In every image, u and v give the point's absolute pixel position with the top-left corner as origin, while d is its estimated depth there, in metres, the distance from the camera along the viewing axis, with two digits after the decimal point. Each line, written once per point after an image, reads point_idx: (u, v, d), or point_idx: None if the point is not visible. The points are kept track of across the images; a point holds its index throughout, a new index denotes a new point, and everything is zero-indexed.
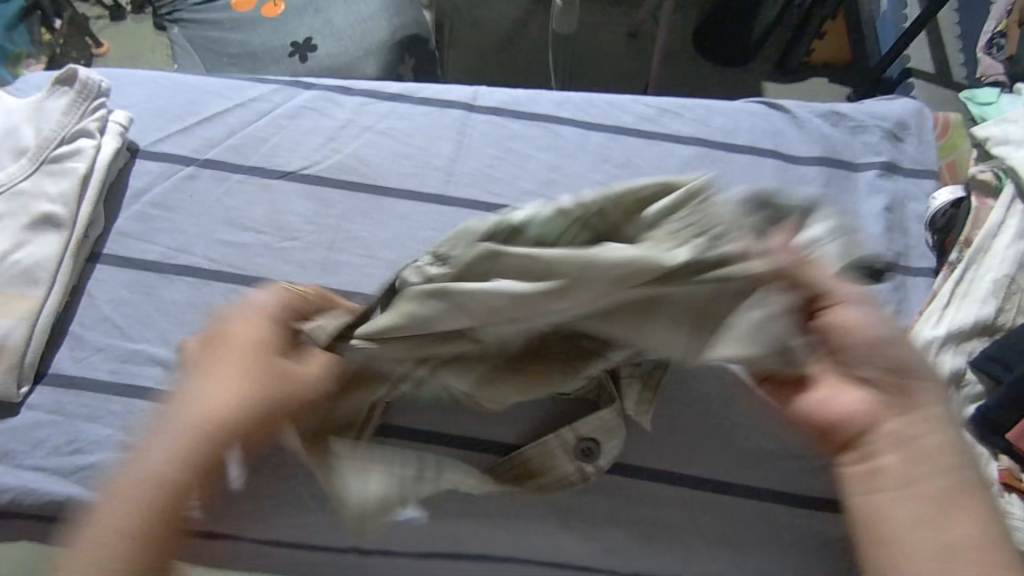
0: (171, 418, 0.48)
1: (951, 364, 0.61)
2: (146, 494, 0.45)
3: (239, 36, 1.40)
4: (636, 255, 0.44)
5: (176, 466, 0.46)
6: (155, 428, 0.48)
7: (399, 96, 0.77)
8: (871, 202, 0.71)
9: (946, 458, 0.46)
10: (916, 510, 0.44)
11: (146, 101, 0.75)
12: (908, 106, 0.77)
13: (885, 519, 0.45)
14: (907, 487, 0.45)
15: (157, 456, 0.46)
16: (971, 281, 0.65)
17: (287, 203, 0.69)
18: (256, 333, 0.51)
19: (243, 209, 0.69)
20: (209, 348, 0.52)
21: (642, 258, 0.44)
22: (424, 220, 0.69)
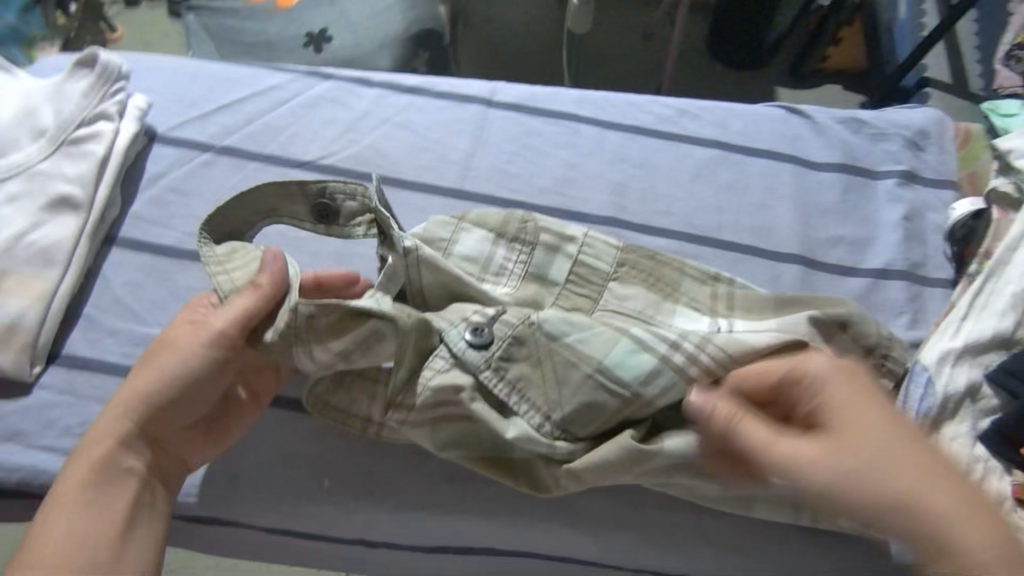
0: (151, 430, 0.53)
1: (967, 378, 0.60)
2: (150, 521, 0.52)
3: (254, 25, 1.39)
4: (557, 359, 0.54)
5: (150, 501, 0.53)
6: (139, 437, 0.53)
7: (416, 89, 0.76)
8: (890, 211, 0.71)
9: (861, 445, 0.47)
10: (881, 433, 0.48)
11: (166, 86, 0.74)
12: (929, 115, 0.76)
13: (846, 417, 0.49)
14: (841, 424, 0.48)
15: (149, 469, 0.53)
16: (989, 293, 0.63)
17: None
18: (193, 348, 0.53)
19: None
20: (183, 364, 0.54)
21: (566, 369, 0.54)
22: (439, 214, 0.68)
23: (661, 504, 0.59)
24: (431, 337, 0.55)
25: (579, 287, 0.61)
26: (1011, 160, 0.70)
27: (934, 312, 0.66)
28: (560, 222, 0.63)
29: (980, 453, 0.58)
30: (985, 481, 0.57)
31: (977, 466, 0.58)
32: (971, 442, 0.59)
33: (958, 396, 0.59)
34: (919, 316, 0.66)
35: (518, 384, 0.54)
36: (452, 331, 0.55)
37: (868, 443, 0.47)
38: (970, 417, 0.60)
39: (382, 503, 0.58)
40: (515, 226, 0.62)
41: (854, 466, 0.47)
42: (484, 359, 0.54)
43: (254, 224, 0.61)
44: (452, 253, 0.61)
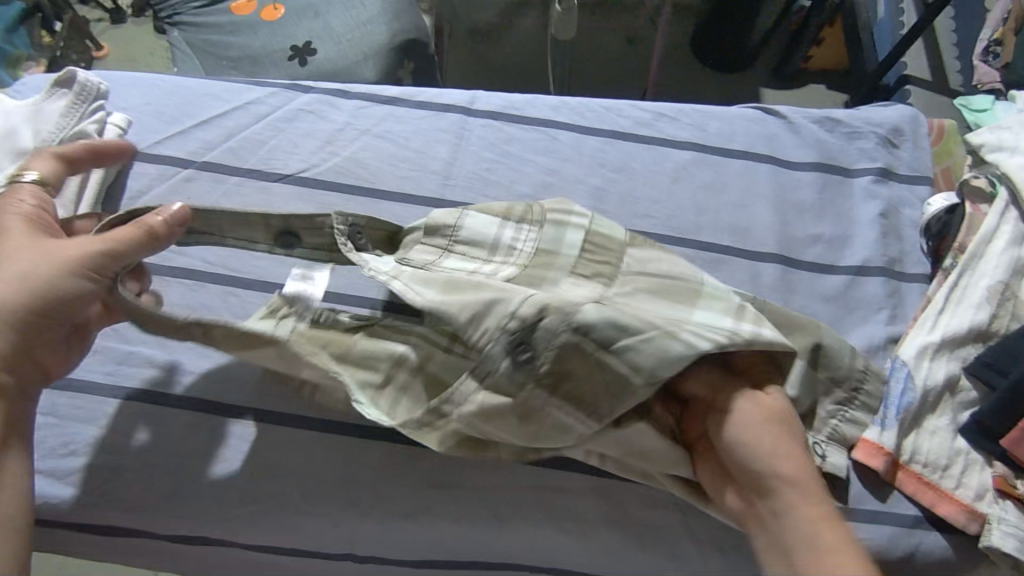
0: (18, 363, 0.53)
1: (945, 371, 0.61)
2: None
3: (238, 39, 1.40)
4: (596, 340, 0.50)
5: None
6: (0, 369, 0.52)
7: (396, 99, 0.77)
8: (866, 208, 0.71)
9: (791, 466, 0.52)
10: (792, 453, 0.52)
11: (144, 103, 0.75)
12: (903, 112, 0.77)
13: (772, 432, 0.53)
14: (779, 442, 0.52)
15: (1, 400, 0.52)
16: (965, 286, 0.64)
17: (284, 206, 0.70)
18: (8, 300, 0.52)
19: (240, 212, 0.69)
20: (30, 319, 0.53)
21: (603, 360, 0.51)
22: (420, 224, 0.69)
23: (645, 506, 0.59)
24: (484, 321, 0.53)
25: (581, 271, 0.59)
26: (983, 154, 0.70)
27: (912, 307, 0.67)
28: (562, 203, 0.63)
29: (960, 446, 0.59)
30: (964, 475, 0.58)
31: (957, 460, 0.59)
32: (951, 435, 0.60)
33: (937, 390, 0.60)
34: (898, 311, 0.67)
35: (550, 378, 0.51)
36: (494, 345, 0.52)
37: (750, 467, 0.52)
38: (950, 410, 0.60)
39: (367, 512, 0.58)
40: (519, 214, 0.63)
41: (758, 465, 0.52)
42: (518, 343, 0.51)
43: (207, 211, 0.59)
44: (457, 239, 0.61)
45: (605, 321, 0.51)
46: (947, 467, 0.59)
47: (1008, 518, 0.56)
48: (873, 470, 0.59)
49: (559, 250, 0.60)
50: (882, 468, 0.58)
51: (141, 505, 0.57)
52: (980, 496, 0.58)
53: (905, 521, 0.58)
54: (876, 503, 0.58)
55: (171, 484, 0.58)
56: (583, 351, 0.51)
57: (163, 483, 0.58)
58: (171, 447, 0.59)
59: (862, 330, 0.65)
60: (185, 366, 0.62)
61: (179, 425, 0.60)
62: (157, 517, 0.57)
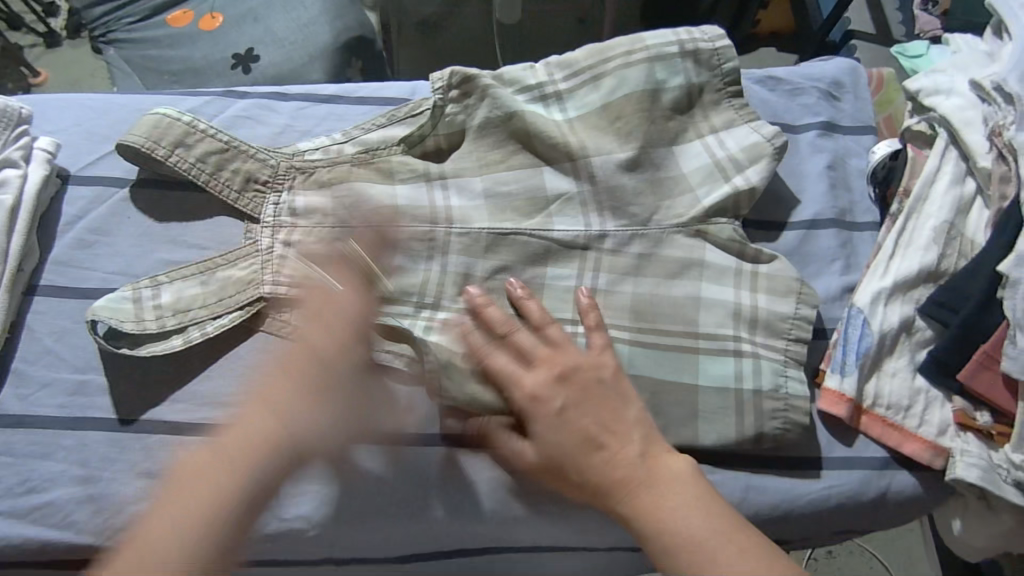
0: (235, 453, 0.51)
1: (899, 313, 0.61)
2: (208, 522, 0.49)
3: (178, 52, 1.36)
4: (573, 79, 0.67)
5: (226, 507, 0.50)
6: (215, 463, 0.51)
7: (336, 97, 0.75)
8: (814, 161, 0.71)
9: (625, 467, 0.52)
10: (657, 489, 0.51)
11: (73, 124, 0.71)
12: (842, 65, 0.77)
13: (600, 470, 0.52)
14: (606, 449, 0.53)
15: (229, 480, 0.50)
16: (911, 230, 0.64)
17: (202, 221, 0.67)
18: (298, 426, 0.53)
19: (186, 227, 0.66)
20: (274, 386, 0.54)
21: (581, 88, 0.66)
22: (352, 220, 0.63)
23: None
24: (459, 137, 0.66)
25: (514, 211, 0.64)
26: (921, 99, 0.69)
27: (864, 255, 0.68)
28: (499, 190, 0.64)
29: (920, 385, 0.60)
30: (926, 412, 0.59)
31: (919, 398, 0.59)
32: (911, 375, 0.60)
33: (892, 333, 0.61)
34: (851, 261, 0.67)
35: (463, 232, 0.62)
36: (433, 160, 0.66)
37: (631, 473, 0.52)
38: (907, 352, 0.61)
39: (345, 518, 0.57)
40: (430, 118, 0.66)
41: (611, 483, 0.52)
42: (450, 95, 0.65)
43: (168, 222, 0.67)
44: (390, 271, 0.62)
45: (475, 160, 0.65)
46: (909, 406, 0.59)
47: (971, 450, 0.57)
48: (838, 417, 0.60)
49: (479, 214, 0.63)
50: (847, 416, 0.59)
51: (106, 535, 0.56)
52: (943, 431, 0.59)
53: (871, 464, 0.59)
54: (845, 449, 0.60)
55: (136, 510, 0.56)
56: (486, 117, 0.65)
57: (127, 510, 0.56)
58: (134, 471, 0.58)
59: (817, 284, 0.66)
60: (131, 393, 0.60)
61: (140, 448, 0.58)
62: None
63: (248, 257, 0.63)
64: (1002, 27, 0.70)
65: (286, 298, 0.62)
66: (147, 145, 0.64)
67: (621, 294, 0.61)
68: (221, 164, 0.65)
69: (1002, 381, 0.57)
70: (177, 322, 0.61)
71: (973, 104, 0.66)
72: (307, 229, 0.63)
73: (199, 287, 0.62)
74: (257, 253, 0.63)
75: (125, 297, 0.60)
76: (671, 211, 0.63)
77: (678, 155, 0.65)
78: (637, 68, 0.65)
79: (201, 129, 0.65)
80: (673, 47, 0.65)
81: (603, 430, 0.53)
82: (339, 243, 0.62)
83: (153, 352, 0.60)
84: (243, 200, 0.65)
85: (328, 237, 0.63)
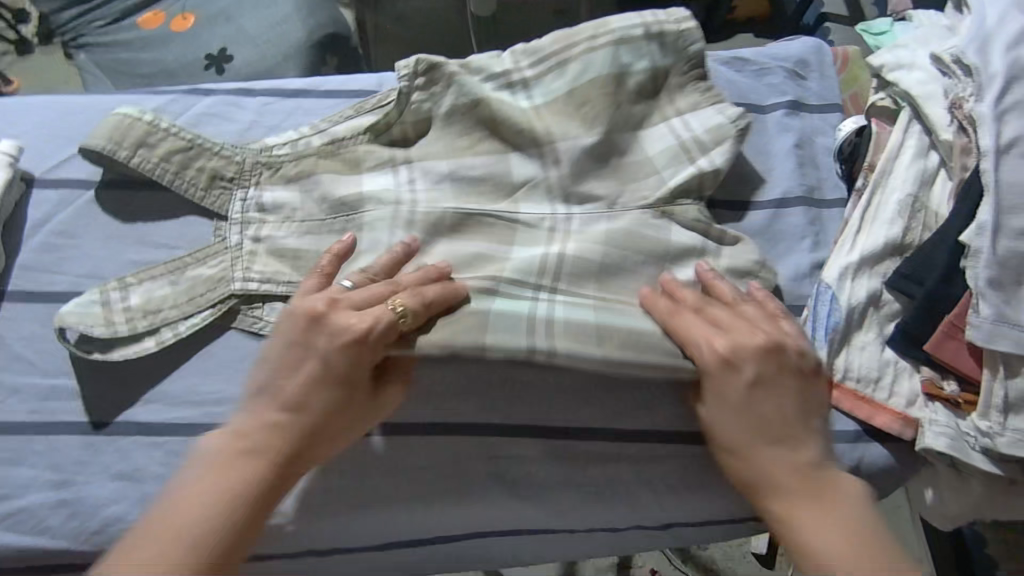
0: (273, 426, 0.53)
1: (867, 288, 0.62)
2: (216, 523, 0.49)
3: (150, 54, 1.34)
4: (539, 64, 0.66)
5: (235, 497, 0.50)
6: (266, 425, 0.53)
7: (302, 91, 0.74)
8: (782, 140, 0.72)
9: (794, 475, 0.53)
10: (829, 512, 0.52)
11: (36, 127, 0.71)
12: (807, 43, 0.78)
13: (774, 472, 0.53)
14: (812, 450, 0.53)
15: (242, 470, 0.51)
16: (877, 204, 0.64)
17: (169, 220, 0.66)
18: (326, 400, 0.53)
19: (151, 227, 0.66)
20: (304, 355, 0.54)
21: (548, 73, 0.66)
22: (321, 213, 0.63)
23: (607, 484, 0.61)
24: (426, 125, 0.66)
25: (480, 195, 0.64)
26: (884, 75, 0.70)
27: (832, 231, 0.68)
28: (466, 178, 0.64)
29: (889, 357, 0.61)
30: (895, 384, 0.60)
31: (888, 370, 0.60)
32: (879, 348, 0.61)
33: (861, 307, 0.61)
34: (820, 238, 0.68)
35: (432, 220, 0.62)
36: (400, 150, 0.65)
37: (800, 484, 0.52)
38: (875, 325, 0.62)
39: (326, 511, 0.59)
40: (395, 106, 0.66)
41: (778, 481, 0.53)
42: (416, 82, 0.65)
43: (134, 222, 0.66)
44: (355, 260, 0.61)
45: (443, 149, 0.65)
46: (879, 378, 0.60)
47: (939, 419, 0.58)
48: None
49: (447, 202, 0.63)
50: None
51: (82, 538, 0.56)
52: (912, 402, 0.60)
53: (843, 437, 0.60)
54: None
55: (112, 512, 0.56)
56: (453, 106, 0.65)
57: (103, 512, 0.56)
58: (109, 473, 0.57)
59: (788, 262, 0.67)
60: (102, 395, 0.60)
61: (114, 450, 0.58)
62: (102, 547, 0.56)
63: (218, 254, 0.63)
64: (961, 1, 0.71)
65: (256, 293, 0.61)
66: (111, 146, 0.64)
67: (591, 272, 0.60)
68: (186, 163, 0.65)
69: (967, 350, 0.58)
70: (149, 324, 0.60)
71: (935, 78, 0.66)
72: (276, 224, 0.63)
73: (169, 287, 0.62)
74: (226, 249, 0.63)
75: (95, 300, 0.60)
76: (640, 192, 0.63)
77: (644, 139, 0.65)
78: (603, 51, 0.65)
79: (166, 127, 0.65)
80: (638, 30, 0.65)
81: (787, 423, 0.54)
82: (308, 236, 0.62)
83: (127, 355, 0.60)
84: (210, 198, 0.65)
85: (298, 233, 0.63)
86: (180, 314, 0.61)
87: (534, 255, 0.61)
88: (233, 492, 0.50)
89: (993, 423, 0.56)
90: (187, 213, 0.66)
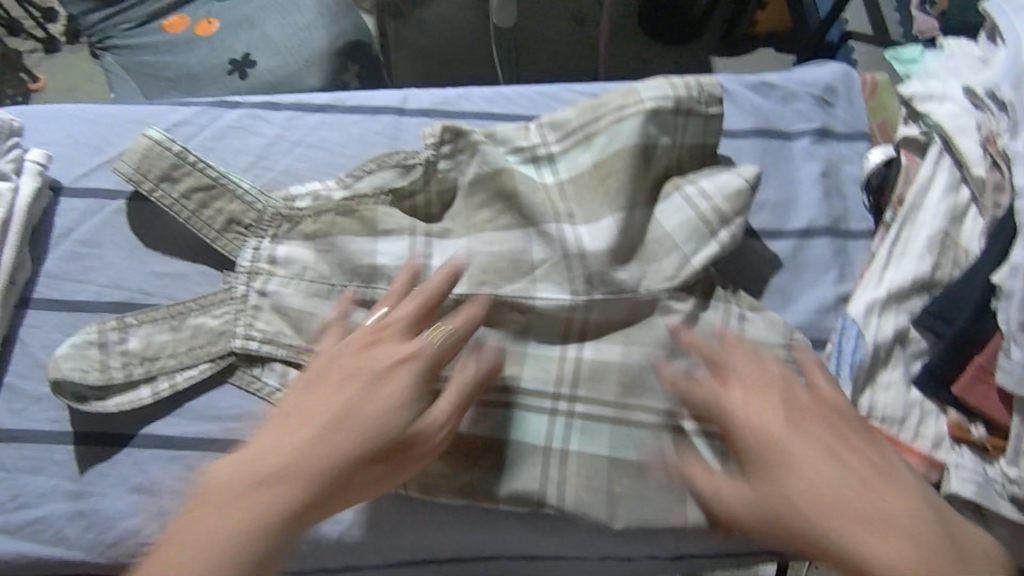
0: (320, 407, 0.48)
1: (893, 324, 0.61)
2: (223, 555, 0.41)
3: (176, 58, 1.35)
4: (565, 138, 0.66)
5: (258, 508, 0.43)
6: (312, 399, 0.48)
7: (327, 106, 0.74)
8: (808, 169, 0.71)
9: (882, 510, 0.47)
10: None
11: (65, 136, 0.71)
12: (836, 70, 0.77)
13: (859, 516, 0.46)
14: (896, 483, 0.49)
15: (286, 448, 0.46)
16: (906, 239, 0.63)
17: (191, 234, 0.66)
18: (384, 403, 0.48)
19: (168, 255, 0.66)
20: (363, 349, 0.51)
21: (573, 147, 0.66)
22: (333, 288, 0.62)
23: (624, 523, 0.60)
24: (448, 193, 0.66)
25: (495, 273, 0.61)
26: (914, 105, 0.69)
27: (858, 263, 0.68)
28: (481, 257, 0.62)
29: (914, 398, 0.60)
30: (920, 425, 0.60)
31: (913, 411, 0.60)
32: (905, 387, 0.60)
33: (887, 344, 0.61)
34: (845, 269, 0.67)
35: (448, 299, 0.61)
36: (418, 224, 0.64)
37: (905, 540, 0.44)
38: (902, 363, 0.61)
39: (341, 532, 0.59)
40: (421, 175, 0.65)
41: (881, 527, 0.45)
42: (440, 154, 0.65)
43: (152, 248, 0.66)
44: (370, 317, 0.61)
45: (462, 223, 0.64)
46: (904, 418, 0.60)
47: (965, 464, 0.57)
48: None
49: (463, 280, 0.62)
50: None
51: (98, 550, 0.56)
52: (937, 444, 0.59)
53: None
54: None
55: (128, 526, 0.56)
56: (476, 177, 0.64)
57: (119, 525, 0.56)
58: (126, 486, 0.58)
59: (811, 293, 0.66)
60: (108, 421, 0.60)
61: (131, 463, 0.58)
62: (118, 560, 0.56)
63: (223, 304, 0.62)
64: (996, 31, 0.70)
65: (257, 354, 0.60)
66: (136, 175, 0.65)
67: (605, 366, 0.60)
68: (205, 203, 0.64)
69: (996, 394, 0.56)
70: (145, 371, 0.59)
71: (967, 111, 0.66)
72: (284, 279, 0.62)
73: (170, 333, 0.61)
74: (232, 299, 0.62)
75: (91, 341, 0.59)
76: (658, 274, 0.61)
77: (662, 214, 0.63)
78: (629, 121, 0.63)
79: (190, 160, 0.65)
80: (668, 104, 0.63)
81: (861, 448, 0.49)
82: (316, 298, 0.61)
83: (119, 404, 0.59)
84: (224, 240, 0.64)
85: (307, 298, 0.61)
86: (180, 367, 0.60)
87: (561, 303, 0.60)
88: (258, 522, 0.43)
89: (1023, 470, 0.54)
90: (200, 257, 0.66)
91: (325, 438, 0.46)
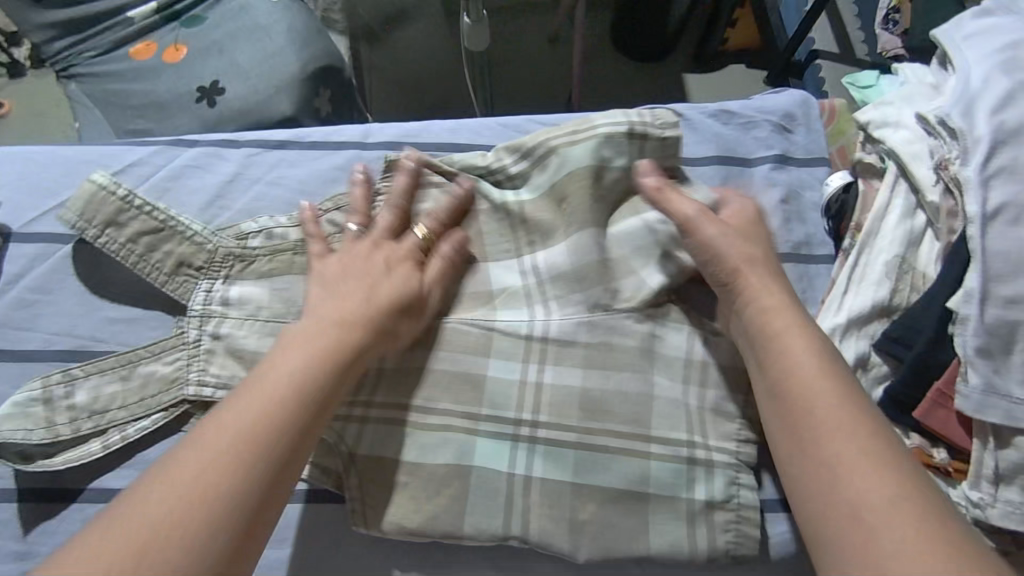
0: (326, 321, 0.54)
1: (853, 350, 0.61)
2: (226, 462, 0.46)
3: (141, 86, 1.33)
4: (522, 160, 0.67)
5: (269, 426, 0.48)
6: (321, 326, 0.53)
7: (287, 142, 0.74)
8: (768, 195, 0.72)
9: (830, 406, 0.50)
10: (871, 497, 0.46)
11: (15, 178, 0.70)
12: (794, 97, 0.78)
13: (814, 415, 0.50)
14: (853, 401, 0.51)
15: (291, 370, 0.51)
16: (864, 265, 0.64)
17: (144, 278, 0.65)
18: (386, 292, 0.57)
19: (117, 301, 0.64)
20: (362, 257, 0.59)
21: (531, 169, 0.66)
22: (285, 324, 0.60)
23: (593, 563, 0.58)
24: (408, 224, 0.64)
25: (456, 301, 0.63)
26: (870, 131, 0.70)
27: (820, 289, 0.68)
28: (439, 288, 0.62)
29: None
30: None
31: None
32: None
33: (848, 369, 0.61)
34: (808, 295, 0.67)
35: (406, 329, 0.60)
36: None
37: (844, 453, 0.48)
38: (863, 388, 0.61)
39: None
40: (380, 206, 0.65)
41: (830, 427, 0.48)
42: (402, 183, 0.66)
43: (101, 295, 0.64)
44: None
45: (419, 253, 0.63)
46: None
47: None
48: None
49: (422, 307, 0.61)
50: None
51: None
52: None
53: None
54: None
55: None
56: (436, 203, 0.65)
57: None
58: None
59: None
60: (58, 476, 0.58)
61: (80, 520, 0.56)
62: None
63: (174, 350, 0.60)
64: (946, 58, 0.71)
65: (210, 400, 0.58)
66: (79, 223, 0.63)
67: (567, 392, 0.58)
68: (154, 245, 0.63)
69: (956, 419, 0.57)
70: (95, 425, 0.58)
71: (920, 137, 0.67)
72: (237, 321, 0.60)
73: (118, 384, 0.58)
74: (183, 344, 0.60)
75: (34, 398, 0.57)
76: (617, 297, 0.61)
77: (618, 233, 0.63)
78: (584, 146, 0.63)
79: (137, 204, 0.63)
80: (622, 128, 0.63)
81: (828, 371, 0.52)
82: (271, 337, 0.59)
83: (67, 459, 0.57)
84: (172, 284, 0.62)
85: (261, 338, 0.59)
86: (131, 419, 0.58)
87: (520, 327, 0.60)
88: (265, 425, 0.48)
89: (984, 493, 0.54)
90: (153, 301, 0.64)
91: (315, 368, 0.51)
